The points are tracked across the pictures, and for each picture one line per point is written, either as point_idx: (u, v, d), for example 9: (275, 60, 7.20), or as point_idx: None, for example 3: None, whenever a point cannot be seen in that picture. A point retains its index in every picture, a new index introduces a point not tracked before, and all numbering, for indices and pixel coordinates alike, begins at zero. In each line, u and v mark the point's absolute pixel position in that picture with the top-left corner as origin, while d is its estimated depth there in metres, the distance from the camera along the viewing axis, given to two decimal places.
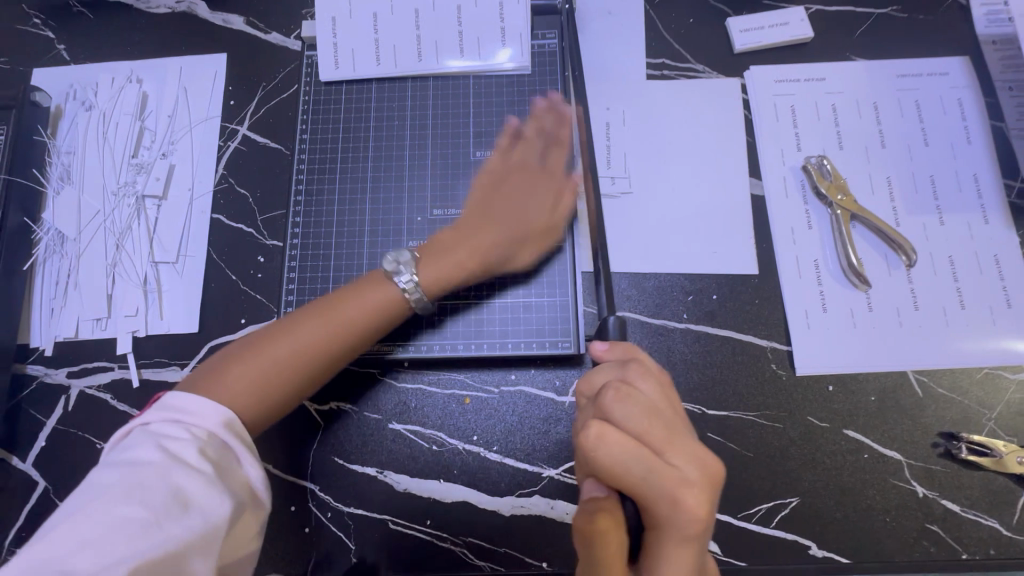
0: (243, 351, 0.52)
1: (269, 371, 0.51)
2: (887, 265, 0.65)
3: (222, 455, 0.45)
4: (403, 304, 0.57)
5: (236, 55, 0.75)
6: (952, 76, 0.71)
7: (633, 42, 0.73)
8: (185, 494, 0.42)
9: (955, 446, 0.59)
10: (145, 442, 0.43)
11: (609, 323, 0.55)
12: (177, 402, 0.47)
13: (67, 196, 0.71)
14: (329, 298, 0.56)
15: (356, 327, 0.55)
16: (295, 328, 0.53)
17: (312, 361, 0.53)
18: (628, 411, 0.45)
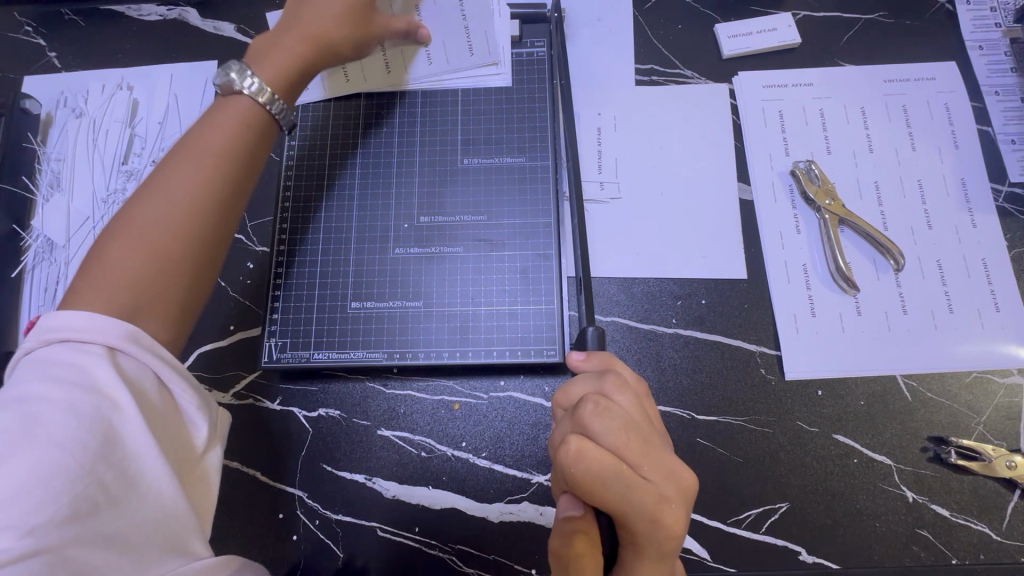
0: (115, 227, 0.47)
1: (151, 229, 0.46)
2: (875, 269, 0.65)
3: (132, 363, 0.43)
4: (260, 114, 0.54)
5: (227, 63, 0.76)
6: (939, 81, 0.71)
7: (622, 48, 0.74)
8: (103, 429, 0.40)
9: (944, 450, 0.59)
10: (38, 374, 0.40)
11: (587, 334, 0.54)
12: (56, 319, 0.42)
13: (57, 203, 0.71)
14: (178, 147, 0.51)
15: (235, 147, 0.51)
16: (152, 194, 0.48)
17: (191, 208, 0.48)
18: (608, 427, 0.44)
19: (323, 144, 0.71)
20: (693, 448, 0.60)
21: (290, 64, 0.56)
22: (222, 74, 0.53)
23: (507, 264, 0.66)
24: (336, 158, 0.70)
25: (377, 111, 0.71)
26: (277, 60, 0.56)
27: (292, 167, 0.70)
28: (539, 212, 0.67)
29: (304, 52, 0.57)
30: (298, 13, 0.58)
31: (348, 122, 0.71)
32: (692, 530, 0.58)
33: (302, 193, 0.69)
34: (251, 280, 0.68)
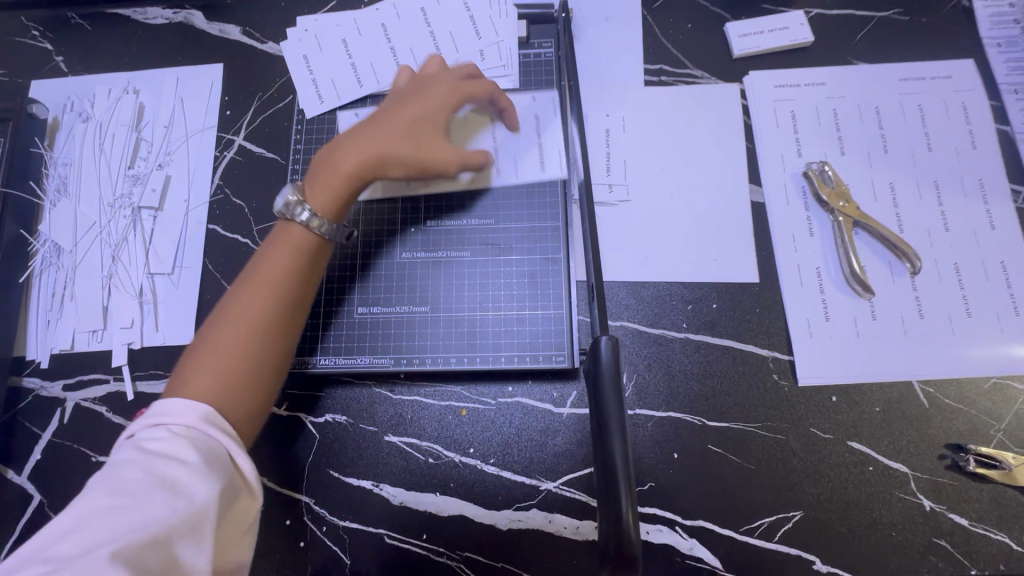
0: (194, 349, 0.49)
1: (222, 352, 0.48)
2: (891, 273, 0.63)
3: (207, 437, 0.44)
4: (317, 239, 0.54)
5: (232, 66, 0.75)
6: (956, 80, 0.69)
7: (631, 47, 0.73)
8: (169, 486, 0.40)
9: (963, 458, 0.58)
10: (131, 445, 0.43)
11: (600, 342, 0.44)
12: (148, 413, 0.45)
13: (64, 208, 0.71)
14: (244, 277, 0.52)
15: (295, 267, 0.53)
16: (220, 329, 0.49)
17: (254, 340, 0.49)
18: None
19: None
20: (705, 455, 0.60)
21: (337, 184, 0.56)
22: (283, 202, 0.55)
23: (515, 268, 0.65)
24: None
25: None
26: (328, 181, 0.56)
27: (298, 172, 0.70)
28: (547, 215, 0.66)
29: (355, 171, 0.56)
30: (369, 134, 0.58)
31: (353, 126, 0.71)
32: (703, 538, 0.57)
33: None
34: None
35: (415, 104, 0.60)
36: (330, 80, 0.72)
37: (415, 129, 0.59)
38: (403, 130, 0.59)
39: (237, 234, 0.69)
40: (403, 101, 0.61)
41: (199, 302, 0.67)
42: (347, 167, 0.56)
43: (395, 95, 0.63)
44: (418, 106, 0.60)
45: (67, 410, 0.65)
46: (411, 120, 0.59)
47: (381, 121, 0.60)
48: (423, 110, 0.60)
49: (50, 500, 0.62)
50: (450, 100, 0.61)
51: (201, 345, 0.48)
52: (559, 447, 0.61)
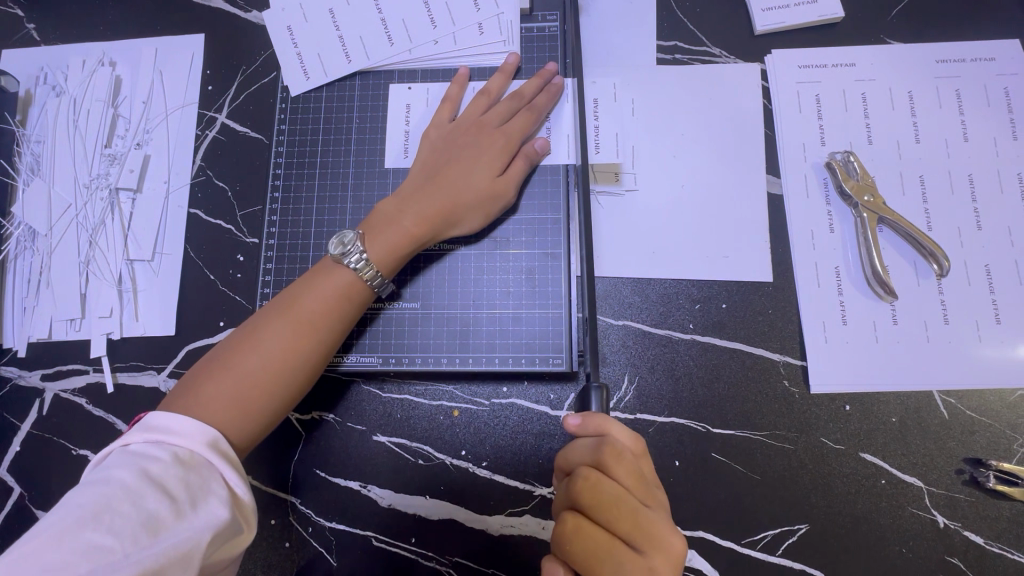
0: (214, 365, 0.50)
1: (246, 384, 0.49)
2: (916, 274, 0.59)
3: (202, 468, 0.43)
4: (364, 287, 0.54)
5: (213, 37, 0.70)
6: (999, 62, 0.63)
7: (643, 22, 0.67)
8: (160, 519, 0.39)
9: (982, 473, 0.55)
10: (123, 463, 0.41)
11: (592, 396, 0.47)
12: (158, 422, 0.45)
13: (37, 188, 0.67)
14: (286, 297, 0.53)
15: (331, 314, 0.53)
16: (251, 350, 0.50)
17: (284, 373, 0.50)
18: (601, 505, 0.41)
19: (314, 129, 0.66)
20: (709, 464, 0.57)
21: (405, 244, 0.56)
22: (336, 242, 0.54)
23: (512, 262, 0.61)
24: (330, 145, 0.65)
25: (373, 93, 0.66)
26: (392, 238, 0.55)
27: (282, 155, 0.66)
28: (548, 206, 0.62)
29: (419, 230, 0.56)
30: (428, 186, 0.57)
31: (341, 106, 0.66)
32: (704, 550, 0.55)
33: (293, 182, 0.65)
34: (241, 274, 0.64)
35: (471, 150, 0.59)
36: (316, 54, 0.67)
37: (479, 177, 0.58)
38: (464, 182, 0.57)
39: (220, 219, 0.66)
40: (456, 146, 0.59)
41: (180, 291, 0.64)
42: (413, 226, 0.56)
43: (445, 133, 0.61)
44: (475, 152, 0.59)
45: (46, 402, 0.63)
46: (470, 168, 0.58)
47: (438, 171, 0.58)
48: (482, 158, 0.58)
49: (30, 493, 0.61)
50: (506, 142, 0.59)
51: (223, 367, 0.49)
52: (555, 452, 0.58)
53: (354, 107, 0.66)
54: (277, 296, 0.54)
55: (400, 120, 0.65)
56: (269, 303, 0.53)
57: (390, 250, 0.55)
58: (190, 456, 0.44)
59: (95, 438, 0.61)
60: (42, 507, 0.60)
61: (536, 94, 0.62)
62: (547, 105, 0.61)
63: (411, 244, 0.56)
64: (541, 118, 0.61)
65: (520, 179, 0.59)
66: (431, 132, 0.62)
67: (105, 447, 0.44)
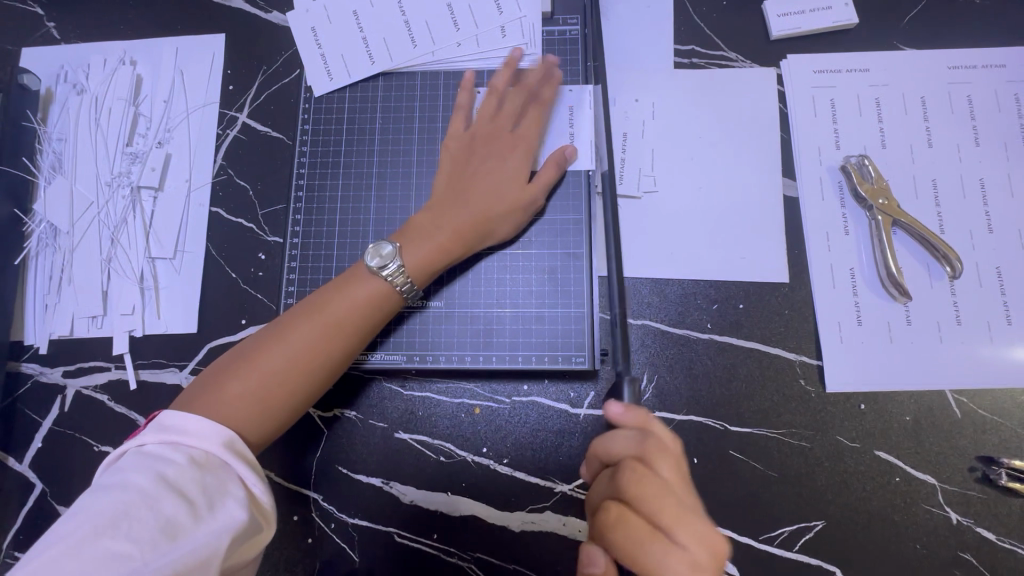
0: (236, 365, 0.50)
1: (268, 383, 0.49)
2: (929, 276, 0.60)
3: (219, 470, 0.44)
4: (393, 295, 0.55)
5: (235, 36, 0.71)
6: (1009, 69, 0.65)
7: (661, 25, 0.68)
8: (178, 523, 0.40)
9: (994, 471, 0.56)
10: (138, 467, 0.42)
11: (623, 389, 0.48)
12: (175, 421, 0.46)
13: (59, 186, 0.67)
14: (315, 299, 0.54)
15: (354, 323, 0.53)
16: (276, 349, 0.51)
17: (307, 376, 0.51)
18: (646, 499, 0.42)
19: (337, 130, 0.67)
20: (726, 461, 0.58)
21: (438, 256, 0.56)
22: (372, 253, 0.55)
23: (533, 262, 0.62)
24: (353, 145, 0.66)
25: (395, 94, 0.67)
26: (427, 250, 0.56)
27: (305, 155, 0.66)
28: (569, 207, 0.62)
29: (452, 243, 0.57)
30: (460, 198, 0.58)
31: (363, 107, 0.67)
32: None
33: (316, 182, 0.66)
34: (263, 272, 0.65)
35: (496, 161, 0.60)
36: (339, 56, 0.67)
37: (507, 185, 0.59)
38: (495, 192, 0.58)
39: (242, 218, 0.66)
40: (484, 156, 0.60)
41: (202, 289, 0.65)
42: (447, 241, 0.56)
43: (466, 143, 0.61)
44: (502, 162, 0.60)
45: (67, 399, 0.63)
46: (500, 178, 0.59)
47: (469, 180, 0.59)
48: (511, 167, 0.60)
49: (52, 489, 0.61)
50: (533, 149, 0.60)
51: (244, 368, 0.49)
52: (575, 449, 0.59)
53: (376, 108, 0.67)
54: (303, 300, 0.55)
55: (422, 122, 0.66)
56: (297, 303, 0.54)
57: (424, 262, 0.56)
58: (205, 459, 0.44)
59: (116, 435, 0.62)
60: (65, 503, 0.61)
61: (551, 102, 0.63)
62: (568, 113, 0.62)
63: (444, 258, 0.57)
64: (563, 126, 0.62)
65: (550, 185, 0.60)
66: (452, 143, 0.62)
67: (120, 447, 0.45)
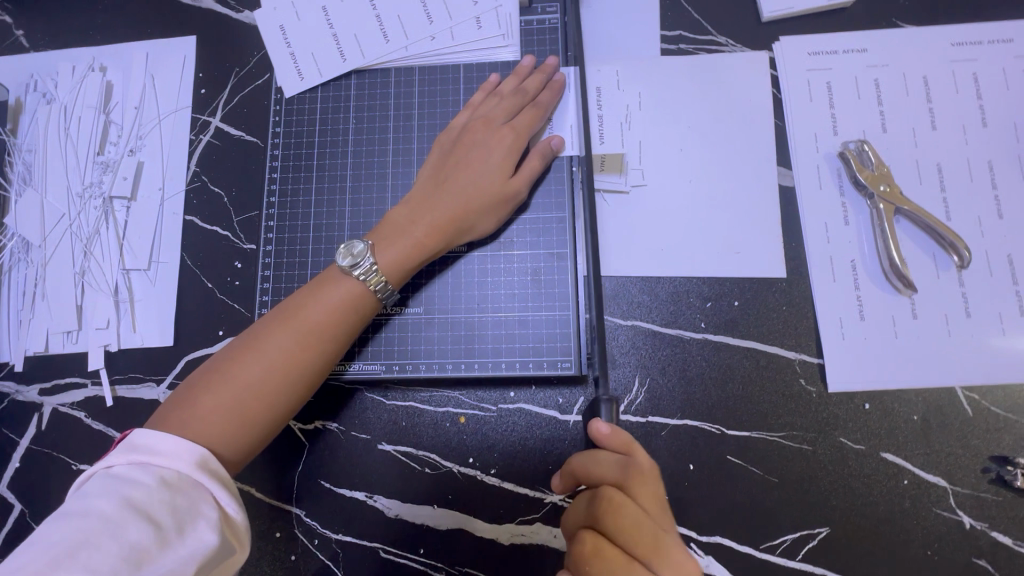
0: (211, 377, 0.48)
1: (244, 394, 0.47)
2: (935, 266, 0.57)
3: (191, 490, 0.42)
4: (371, 295, 0.52)
5: (206, 38, 0.68)
6: (1018, 44, 0.61)
7: (647, 11, 0.65)
8: (144, 550, 0.38)
9: (1009, 471, 0.53)
10: (103, 490, 0.40)
11: (602, 407, 0.46)
12: (144, 441, 0.43)
13: (30, 198, 0.65)
14: (291, 303, 0.52)
15: (336, 326, 0.51)
16: (251, 357, 0.48)
17: (286, 384, 0.49)
18: (625, 526, 0.40)
19: (311, 131, 0.64)
20: (723, 466, 0.55)
21: (415, 253, 0.54)
22: (344, 253, 0.52)
23: (517, 262, 0.59)
24: (327, 146, 0.64)
25: (370, 93, 0.64)
26: (404, 247, 0.53)
27: (279, 158, 0.64)
28: (553, 205, 0.60)
29: (430, 240, 0.54)
30: (439, 191, 0.56)
31: (338, 106, 0.64)
32: (720, 556, 0.53)
33: (290, 186, 0.63)
34: (239, 281, 0.63)
35: (479, 151, 0.57)
36: (310, 54, 0.65)
37: (489, 176, 0.56)
38: (476, 183, 0.56)
39: (217, 225, 0.64)
40: (463, 146, 0.58)
41: (177, 301, 0.63)
42: (424, 237, 0.54)
43: (455, 136, 0.59)
44: (484, 151, 0.57)
45: (44, 416, 0.61)
46: (480, 168, 0.56)
47: (450, 172, 0.57)
48: (493, 157, 0.57)
49: (30, 510, 0.59)
50: (516, 138, 0.57)
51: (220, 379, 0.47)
52: (564, 458, 0.56)
53: (350, 107, 0.64)
54: (278, 305, 0.52)
55: (399, 120, 0.64)
56: (273, 309, 0.52)
57: (401, 260, 0.53)
58: (176, 479, 0.42)
59: (94, 453, 0.60)
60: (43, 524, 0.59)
61: (538, 89, 0.60)
62: (550, 102, 0.60)
63: (423, 255, 0.54)
64: (546, 115, 0.60)
65: (533, 179, 0.58)
66: (443, 139, 0.60)
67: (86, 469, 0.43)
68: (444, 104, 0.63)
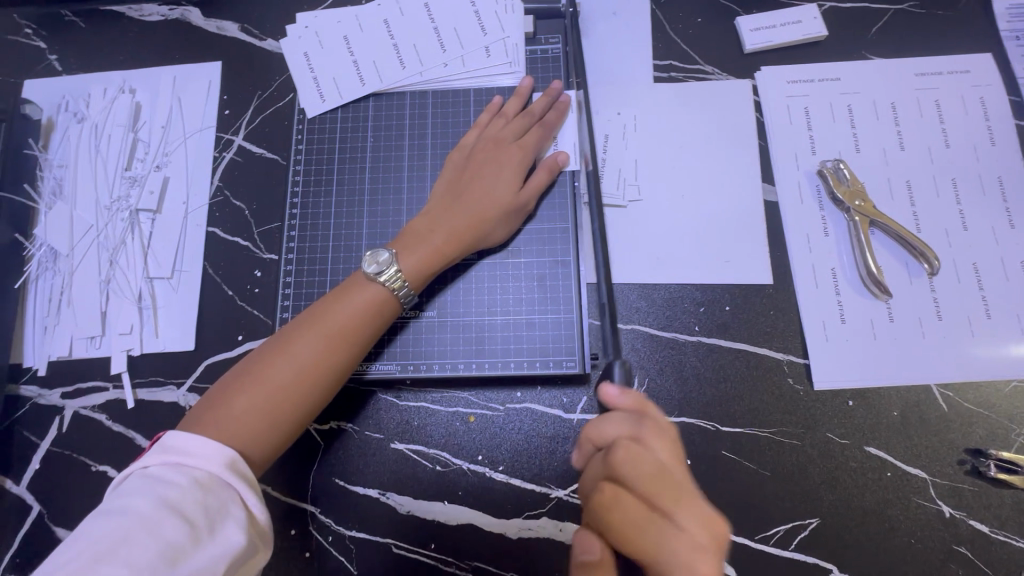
0: (241, 380, 0.50)
1: (275, 393, 0.50)
2: (908, 273, 0.62)
3: (221, 491, 0.44)
4: (392, 300, 0.56)
5: (231, 64, 0.73)
6: (974, 74, 0.68)
7: (641, 43, 0.71)
8: (178, 548, 0.40)
9: (983, 463, 0.57)
10: (140, 490, 0.42)
11: (616, 369, 0.51)
12: (177, 441, 0.46)
13: (59, 210, 0.69)
14: (318, 308, 0.55)
15: (357, 331, 0.54)
16: (281, 359, 0.51)
17: (314, 383, 0.52)
18: (642, 474, 0.44)
19: (331, 149, 0.69)
20: (719, 461, 0.58)
21: (434, 260, 0.58)
22: (370, 260, 0.56)
23: (523, 270, 0.63)
24: (345, 163, 0.68)
25: (386, 114, 0.69)
26: (425, 254, 0.57)
27: (300, 173, 0.68)
28: (556, 217, 0.64)
29: (449, 248, 0.58)
30: (455, 203, 0.60)
31: (355, 126, 0.69)
32: None
33: (310, 199, 0.67)
34: (259, 288, 0.66)
35: (490, 167, 0.62)
36: (330, 79, 0.70)
37: (500, 190, 0.61)
38: (489, 196, 0.60)
39: (239, 236, 0.68)
40: (475, 163, 0.62)
41: (199, 308, 0.66)
42: (443, 245, 0.58)
43: (467, 154, 0.64)
44: (495, 168, 0.61)
45: (65, 419, 0.64)
46: (492, 182, 0.61)
47: (464, 187, 0.61)
48: (503, 172, 0.61)
49: (48, 511, 0.61)
50: (524, 155, 0.62)
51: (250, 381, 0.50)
52: (569, 454, 0.59)
53: (367, 127, 0.69)
54: (305, 311, 0.56)
55: (413, 139, 0.68)
56: (300, 314, 0.55)
57: (421, 266, 0.57)
58: (207, 480, 0.44)
59: (114, 454, 0.62)
60: (61, 525, 0.61)
61: (544, 110, 0.65)
62: (556, 122, 0.65)
63: (441, 261, 0.58)
64: (551, 134, 0.65)
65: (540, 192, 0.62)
66: (455, 156, 0.64)
67: (123, 468, 0.45)
68: (455, 124, 0.68)
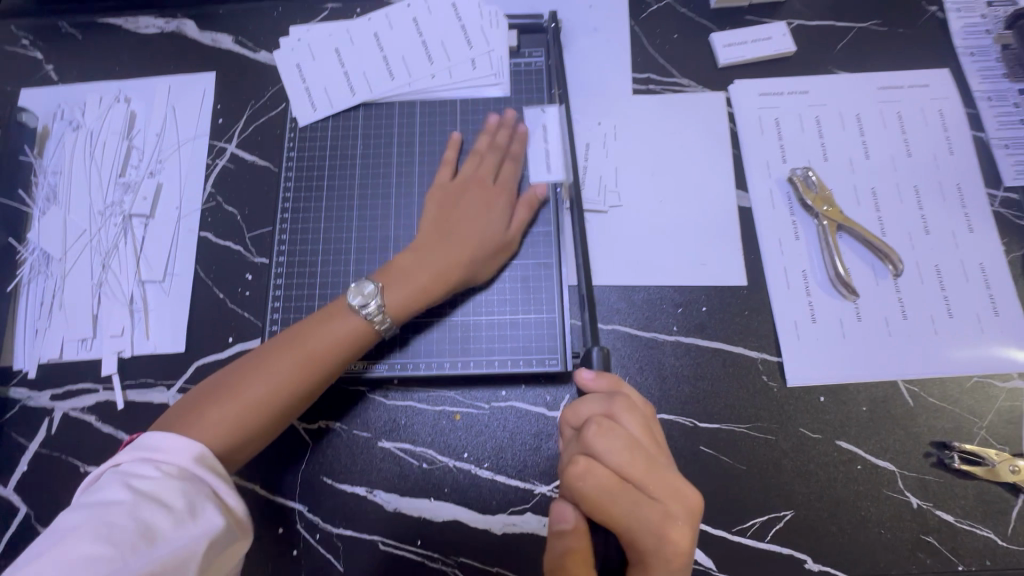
0: (216, 392, 0.52)
1: (246, 410, 0.51)
2: (874, 275, 0.65)
3: (196, 480, 0.46)
4: (369, 331, 0.57)
5: (225, 74, 0.76)
6: (933, 88, 0.72)
7: (620, 57, 0.74)
8: (156, 528, 0.41)
9: (948, 455, 0.59)
10: (115, 481, 0.44)
11: (593, 355, 0.55)
12: (149, 441, 0.47)
13: (53, 215, 0.70)
14: (299, 330, 0.56)
15: (334, 357, 0.55)
16: (257, 376, 0.53)
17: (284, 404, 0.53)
18: (611, 448, 0.47)
19: (322, 156, 0.71)
20: (697, 456, 0.60)
21: (420, 296, 0.59)
22: (354, 292, 0.57)
23: (507, 273, 0.66)
24: (335, 169, 0.70)
25: (376, 123, 0.72)
26: (410, 289, 0.58)
27: (291, 179, 0.70)
28: (540, 222, 0.67)
29: (433, 284, 0.59)
30: (437, 241, 0.61)
31: (346, 135, 0.71)
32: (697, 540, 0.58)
33: (301, 204, 0.69)
34: (250, 291, 0.68)
35: (471, 208, 0.63)
36: (321, 89, 0.72)
37: (482, 228, 0.62)
38: (472, 235, 0.62)
39: (230, 241, 0.69)
40: (457, 203, 0.64)
41: (190, 310, 0.67)
42: (427, 280, 0.59)
43: (448, 192, 0.65)
44: (476, 210, 0.63)
45: (55, 420, 0.64)
46: (473, 220, 0.62)
47: (447, 224, 0.62)
48: (482, 212, 0.63)
49: (35, 512, 0.61)
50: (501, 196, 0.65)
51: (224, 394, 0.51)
52: (552, 451, 0.61)
53: (357, 135, 0.71)
54: (287, 330, 0.57)
55: (401, 147, 0.71)
56: (282, 333, 0.56)
57: (406, 303, 0.58)
58: (182, 471, 0.46)
59: (103, 455, 0.63)
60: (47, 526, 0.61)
61: (511, 144, 0.68)
62: (521, 153, 0.68)
63: (426, 300, 0.59)
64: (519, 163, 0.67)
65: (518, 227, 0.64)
66: (436, 193, 0.65)
67: (95, 471, 0.46)
68: (442, 133, 0.71)
